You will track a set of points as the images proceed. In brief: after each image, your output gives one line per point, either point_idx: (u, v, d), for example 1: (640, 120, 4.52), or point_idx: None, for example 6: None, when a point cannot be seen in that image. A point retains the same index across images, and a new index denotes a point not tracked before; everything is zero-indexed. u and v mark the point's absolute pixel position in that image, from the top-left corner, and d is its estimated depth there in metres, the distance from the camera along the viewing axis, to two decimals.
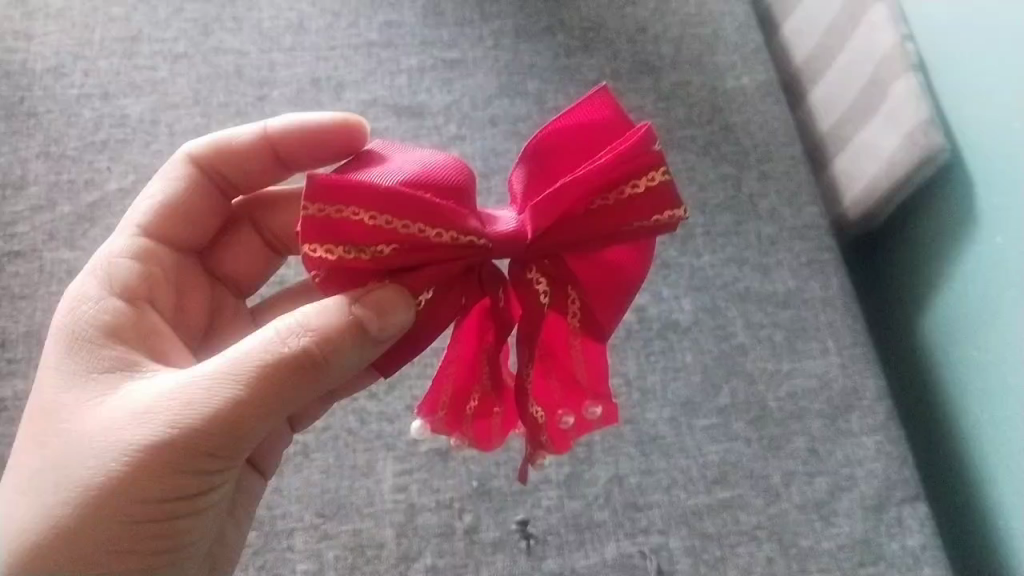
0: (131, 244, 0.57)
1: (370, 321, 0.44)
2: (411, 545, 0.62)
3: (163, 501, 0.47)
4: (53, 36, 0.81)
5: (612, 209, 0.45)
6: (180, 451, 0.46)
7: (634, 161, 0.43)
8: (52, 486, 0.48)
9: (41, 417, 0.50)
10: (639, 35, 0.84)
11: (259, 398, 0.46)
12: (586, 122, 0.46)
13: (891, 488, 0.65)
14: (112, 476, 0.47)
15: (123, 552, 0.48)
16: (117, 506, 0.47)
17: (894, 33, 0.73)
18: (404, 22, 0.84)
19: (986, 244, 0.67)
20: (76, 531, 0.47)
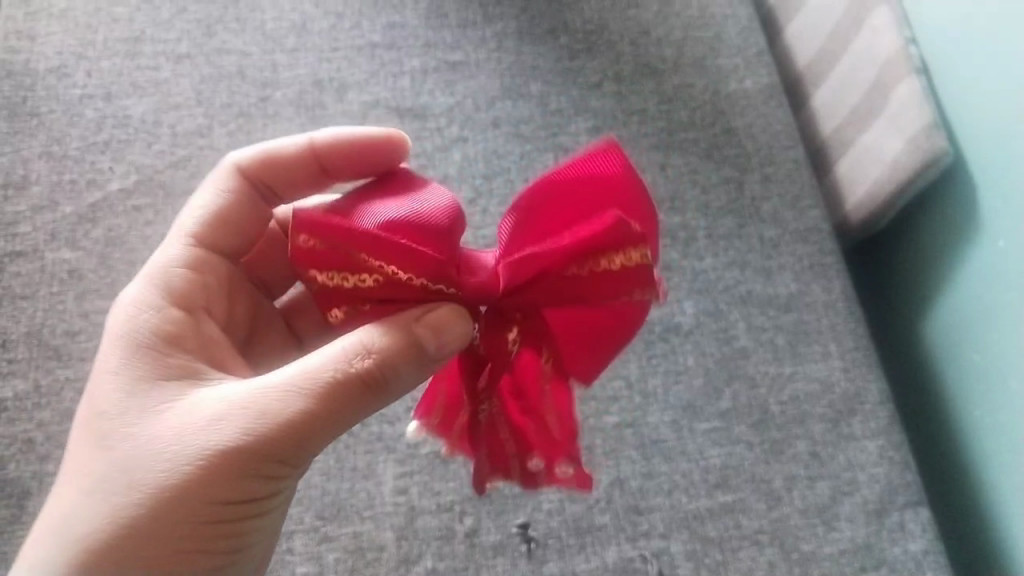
0: (187, 254, 0.56)
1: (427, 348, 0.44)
2: (412, 548, 0.61)
3: (230, 506, 0.47)
4: (56, 37, 0.81)
5: (586, 281, 0.44)
6: (254, 458, 0.46)
7: (613, 239, 0.42)
8: (117, 489, 0.47)
9: (100, 419, 0.49)
10: (642, 37, 0.84)
11: (331, 408, 0.46)
12: (585, 175, 0.43)
13: (893, 493, 0.65)
14: (181, 481, 0.47)
15: (187, 554, 0.47)
16: (188, 510, 0.47)
17: (898, 36, 0.73)
18: (407, 23, 0.84)
19: (987, 247, 0.67)
20: (141, 535, 0.46)
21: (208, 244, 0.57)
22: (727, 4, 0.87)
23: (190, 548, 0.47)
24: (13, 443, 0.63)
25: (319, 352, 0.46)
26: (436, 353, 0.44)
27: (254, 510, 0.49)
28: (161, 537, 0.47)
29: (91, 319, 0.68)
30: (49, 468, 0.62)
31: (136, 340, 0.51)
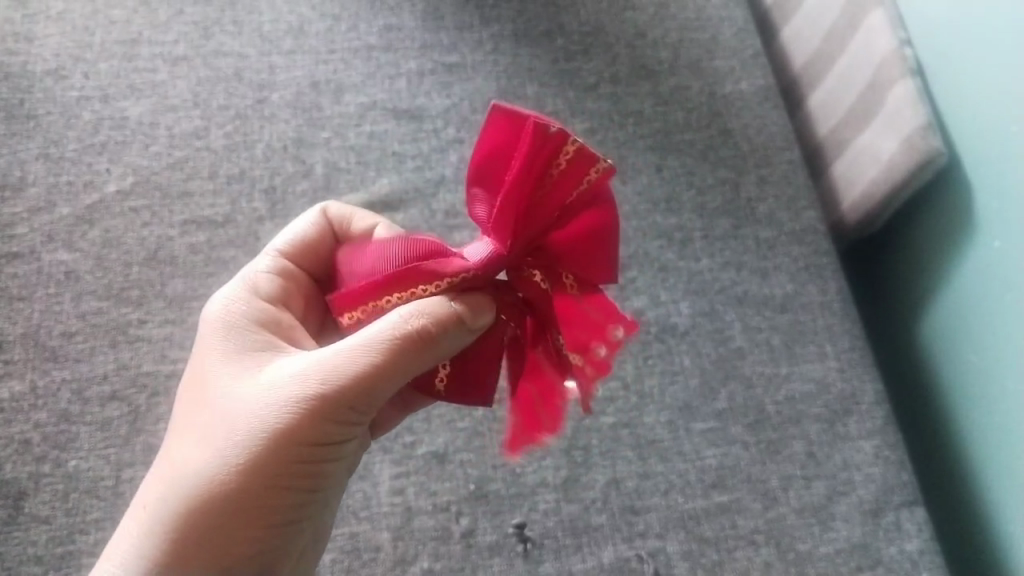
0: (277, 265, 0.56)
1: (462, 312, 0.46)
2: (408, 548, 0.61)
3: (304, 460, 0.48)
4: (53, 39, 0.81)
5: (552, 194, 0.45)
6: (326, 408, 0.47)
7: (542, 147, 0.43)
8: (210, 439, 0.49)
9: (198, 383, 0.52)
10: (638, 40, 0.84)
11: (395, 364, 0.47)
12: (495, 137, 0.45)
13: (889, 493, 0.65)
14: (259, 433, 0.48)
15: (264, 506, 0.48)
16: (276, 453, 0.48)
17: (892, 37, 0.73)
18: (403, 26, 0.84)
19: (982, 246, 0.68)
20: (222, 488, 0.48)
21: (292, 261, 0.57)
22: (723, 6, 0.87)
23: (267, 501, 0.48)
24: (9, 444, 0.63)
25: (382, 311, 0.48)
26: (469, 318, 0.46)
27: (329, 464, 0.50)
28: (240, 489, 0.48)
29: (88, 320, 0.68)
30: (46, 469, 0.62)
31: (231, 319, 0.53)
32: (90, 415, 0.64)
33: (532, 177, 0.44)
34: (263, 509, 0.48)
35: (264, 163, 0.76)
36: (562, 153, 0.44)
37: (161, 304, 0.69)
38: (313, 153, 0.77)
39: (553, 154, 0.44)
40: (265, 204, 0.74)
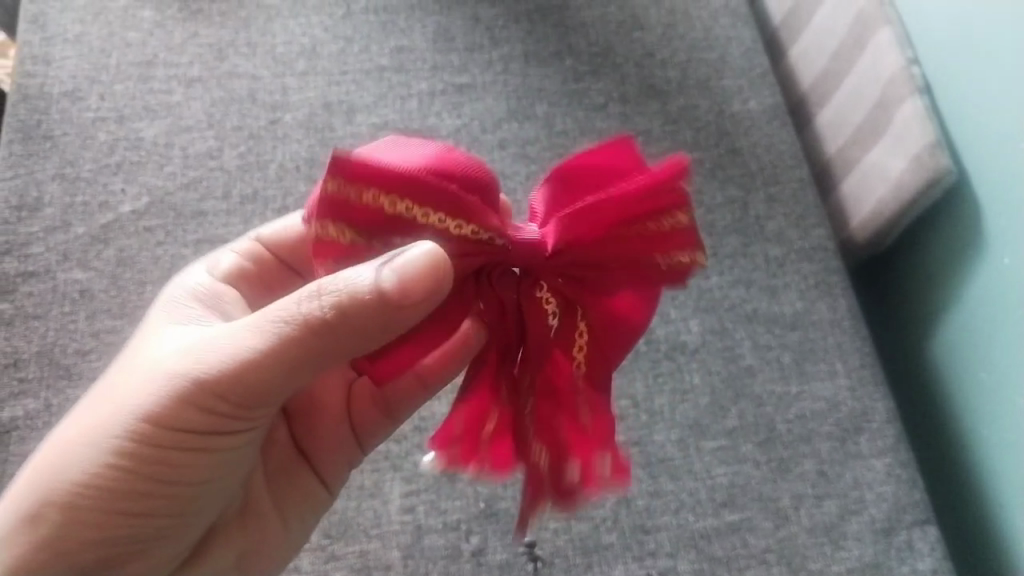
0: (248, 248, 0.61)
1: (387, 288, 0.41)
2: (419, 567, 0.62)
3: (186, 438, 0.48)
4: (70, 61, 0.83)
5: (632, 241, 0.43)
6: (193, 399, 0.47)
7: (661, 198, 0.42)
8: (101, 413, 0.49)
9: (126, 355, 0.53)
10: (647, 60, 0.85)
11: (295, 343, 0.45)
12: (605, 166, 0.43)
13: (901, 512, 0.65)
14: (128, 419, 0.48)
15: (128, 492, 0.48)
16: (156, 432, 0.48)
17: (900, 56, 0.74)
18: (415, 47, 0.85)
19: (988, 266, 0.68)
20: (94, 475, 0.48)
21: (274, 256, 0.62)
22: (731, 26, 0.88)
23: (128, 489, 0.48)
24: (23, 461, 0.64)
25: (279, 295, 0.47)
26: (397, 289, 0.40)
27: (204, 460, 0.50)
28: (99, 475, 0.48)
29: (102, 338, 0.69)
30: None
31: (183, 292, 0.56)
32: None
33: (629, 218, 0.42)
34: (136, 494, 0.48)
35: (276, 183, 0.77)
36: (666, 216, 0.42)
37: None
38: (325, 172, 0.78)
39: (663, 214, 0.42)
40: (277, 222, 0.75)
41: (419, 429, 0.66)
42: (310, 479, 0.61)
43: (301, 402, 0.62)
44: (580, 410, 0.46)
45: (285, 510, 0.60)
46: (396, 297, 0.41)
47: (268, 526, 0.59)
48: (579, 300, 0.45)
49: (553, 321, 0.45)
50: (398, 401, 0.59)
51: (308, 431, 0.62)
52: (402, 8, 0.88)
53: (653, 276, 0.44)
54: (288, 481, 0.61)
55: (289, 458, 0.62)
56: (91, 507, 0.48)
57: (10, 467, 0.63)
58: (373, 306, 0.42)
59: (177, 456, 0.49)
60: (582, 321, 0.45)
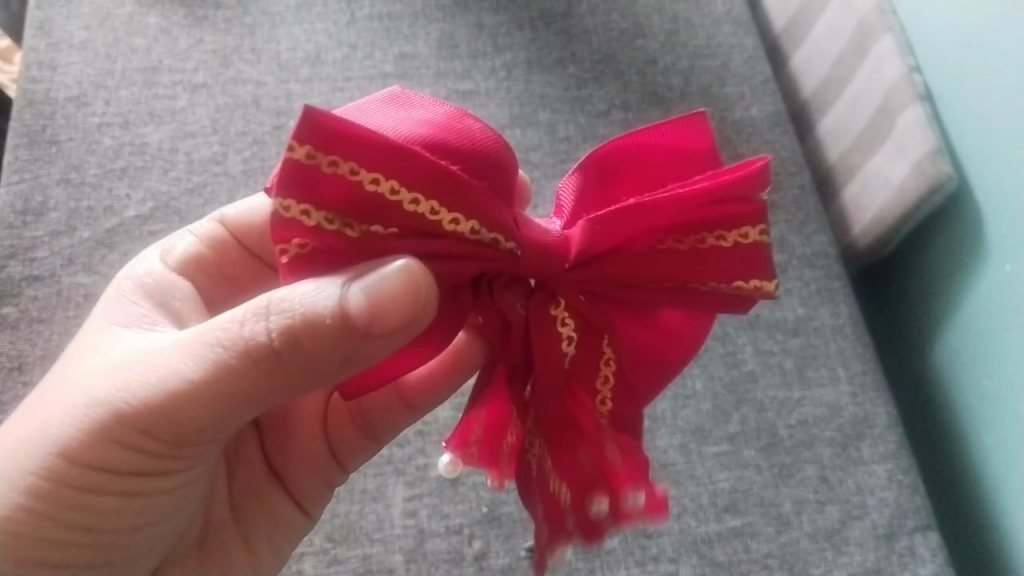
0: (211, 230, 0.60)
1: (354, 311, 0.40)
2: (421, 571, 0.62)
3: (124, 462, 0.47)
4: (76, 67, 0.83)
5: (687, 249, 0.43)
6: (128, 425, 0.46)
7: (728, 204, 0.42)
8: (37, 432, 0.48)
9: (66, 363, 0.52)
10: (649, 67, 0.86)
11: (238, 370, 0.44)
12: (671, 147, 0.44)
13: (903, 517, 0.65)
14: (64, 442, 0.47)
15: (63, 516, 0.47)
16: (90, 458, 0.47)
17: (901, 64, 0.74)
18: (418, 54, 0.86)
19: (989, 272, 0.68)
20: (28, 499, 0.47)
21: (240, 253, 0.60)
22: (733, 34, 0.88)
23: (65, 515, 0.47)
24: None
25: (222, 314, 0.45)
26: (372, 314, 0.39)
27: (142, 484, 0.48)
28: (34, 500, 0.47)
29: None
30: None
31: (132, 282, 0.55)
32: None
33: (689, 220, 0.43)
34: (72, 518, 0.48)
35: None
36: (728, 223, 0.43)
37: None
38: None
39: (729, 224, 0.43)
40: None
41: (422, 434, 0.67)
42: (279, 498, 0.60)
43: (276, 416, 0.60)
44: (607, 449, 0.46)
45: (249, 532, 0.59)
46: (363, 322, 0.40)
47: (229, 544, 0.58)
48: (605, 320, 0.45)
49: (570, 349, 0.44)
50: (385, 413, 0.59)
51: (280, 443, 0.61)
52: (406, 15, 0.88)
53: (700, 294, 0.44)
54: (257, 499, 0.60)
55: (260, 474, 0.60)
56: (26, 535, 0.47)
57: None
58: (336, 333, 0.41)
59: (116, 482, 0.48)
60: (607, 342, 0.45)
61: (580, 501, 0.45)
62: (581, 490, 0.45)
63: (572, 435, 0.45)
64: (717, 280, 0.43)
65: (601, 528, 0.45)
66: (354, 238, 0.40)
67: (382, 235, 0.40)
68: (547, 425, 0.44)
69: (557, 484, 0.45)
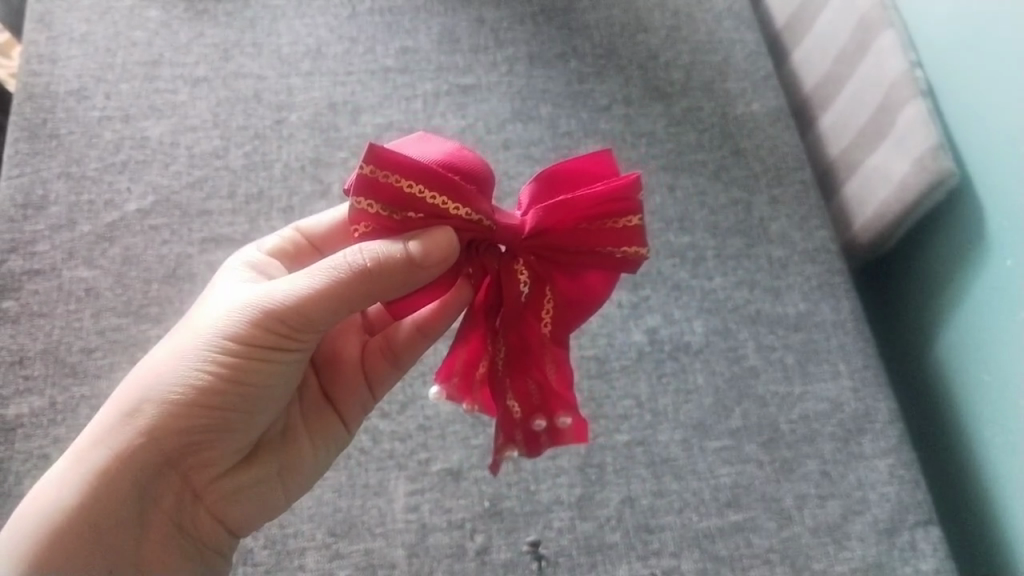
0: (286, 241, 0.59)
1: (414, 253, 0.46)
2: (423, 565, 0.62)
3: (251, 355, 0.51)
4: (76, 60, 0.83)
5: (584, 237, 0.46)
6: (259, 319, 0.50)
7: (619, 201, 0.45)
8: (180, 334, 0.53)
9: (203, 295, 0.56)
10: (650, 62, 0.85)
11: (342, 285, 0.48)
12: (569, 172, 0.46)
13: (904, 512, 0.65)
14: (209, 327, 0.51)
15: (196, 398, 0.51)
16: (221, 347, 0.51)
17: (903, 59, 0.74)
18: (419, 48, 0.85)
19: (991, 267, 0.68)
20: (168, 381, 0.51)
21: (310, 241, 0.60)
22: (735, 29, 0.88)
23: (206, 388, 0.51)
24: (28, 458, 0.64)
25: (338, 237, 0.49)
26: (420, 256, 0.46)
27: (270, 370, 0.51)
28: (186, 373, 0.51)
29: (108, 336, 0.69)
30: None
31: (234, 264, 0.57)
32: None
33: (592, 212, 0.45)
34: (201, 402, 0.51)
35: (281, 182, 0.77)
36: (622, 217, 0.45)
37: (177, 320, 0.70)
38: (330, 172, 0.78)
39: (621, 214, 0.45)
40: (282, 222, 0.75)
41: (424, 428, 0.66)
42: (336, 423, 0.61)
43: (327, 353, 0.62)
44: (546, 372, 0.50)
45: (321, 441, 0.60)
46: (421, 267, 0.46)
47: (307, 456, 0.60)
48: (547, 274, 0.48)
49: (525, 286, 0.48)
50: (406, 343, 0.60)
51: (330, 381, 0.62)
52: (407, 10, 0.88)
53: (608, 264, 0.47)
54: (318, 418, 0.61)
55: (315, 402, 0.61)
56: (173, 403, 0.51)
57: (15, 462, 0.64)
58: (399, 270, 0.46)
59: (249, 364, 0.51)
60: (549, 290, 0.48)
61: (525, 417, 0.50)
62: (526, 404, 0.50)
63: (527, 360, 0.49)
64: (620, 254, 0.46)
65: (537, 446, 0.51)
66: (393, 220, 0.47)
67: (413, 221, 0.47)
68: (509, 345, 0.49)
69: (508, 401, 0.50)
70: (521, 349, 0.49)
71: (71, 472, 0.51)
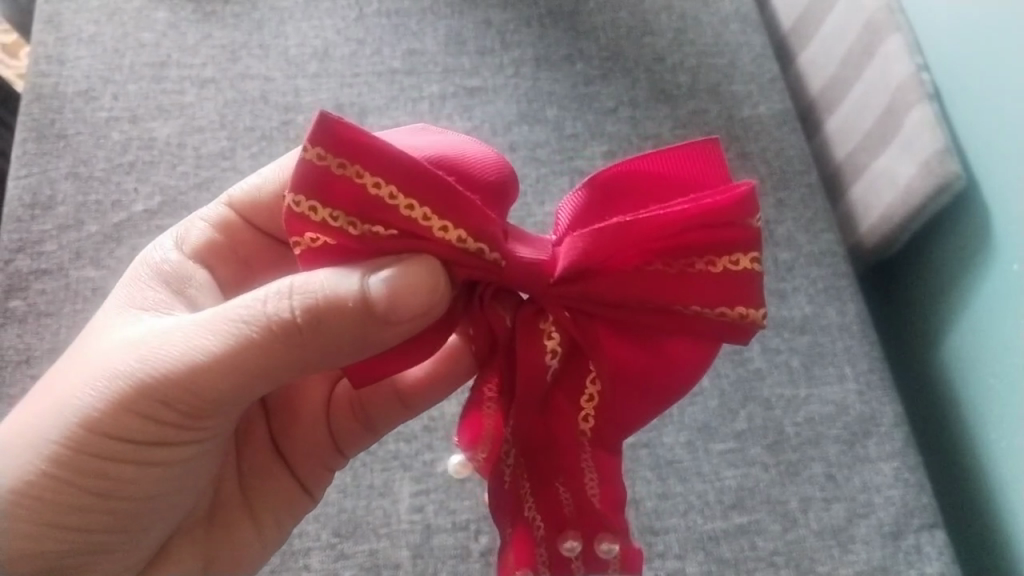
0: (221, 216, 0.60)
1: (376, 296, 0.42)
2: (428, 566, 0.62)
3: (132, 447, 0.49)
4: (84, 61, 0.84)
5: (676, 267, 0.43)
6: (140, 407, 0.48)
7: (719, 229, 0.42)
8: (46, 418, 0.50)
9: (75, 352, 0.53)
10: (657, 64, 0.86)
11: (247, 354, 0.46)
12: (666, 172, 0.43)
13: (909, 515, 0.65)
14: (82, 412, 0.49)
15: (73, 496, 0.49)
16: (99, 440, 0.49)
17: (910, 63, 0.74)
18: (426, 50, 0.86)
19: (998, 273, 0.68)
20: (36, 481, 0.49)
21: (243, 216, 0.60)
22: (741, 32, 0.88)
23: (76, 496, 0.50)
24: None
25: (240, 296, 0.47)
26: (383, 305, 0.42)
27: (145, 461, 0.50)
28: (43, 483, 0.49)
29: None
30: None
31: (149, 271, 0.56)
32: None
33: (683, 241, 0.42)
34: (80, 503, 0.50)
35: None
36: (723, 253, 0.42)
37: None
38: None
39: (720, 250, 0.42)
40: None
41: (428, 429, 0.67)
42: (281, 476, 0.62)
43: (281, 395, 0.62)
44: (584, 479, 0.46)
45: (257, 514, 0.61)
46: (379, 306, 0.42)
47: (235, 526, 0.60)
48: (591, 338, 0.44)
49: (553, 362, 0.44)
50: (381, 406, 0.61)
51: (288, 427, 0.62)
52: (414, 12, 0.88)
53: (701, 317, 0.42)
54: (262, 476, 0.62)
55: (266, 456, 0.62)
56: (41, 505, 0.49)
57: None
58: (352, 321, 0.43)
59: (123, 464, 0.50)
60: (594, 367, 0.44)
61: (553, 536, 0.47)
62: (557, 527, 0.47)
63: (554, 460, 0.46)
64: (722, 311, 0.42)
65: (571, 572, 0.48)
66: (358, 238, 0.42)
67: (382, 235, 0.42)
68: (523, 442, 0.46)
69: (530, 510, 0.47)
70: (551, 461, 0.46)
71: None
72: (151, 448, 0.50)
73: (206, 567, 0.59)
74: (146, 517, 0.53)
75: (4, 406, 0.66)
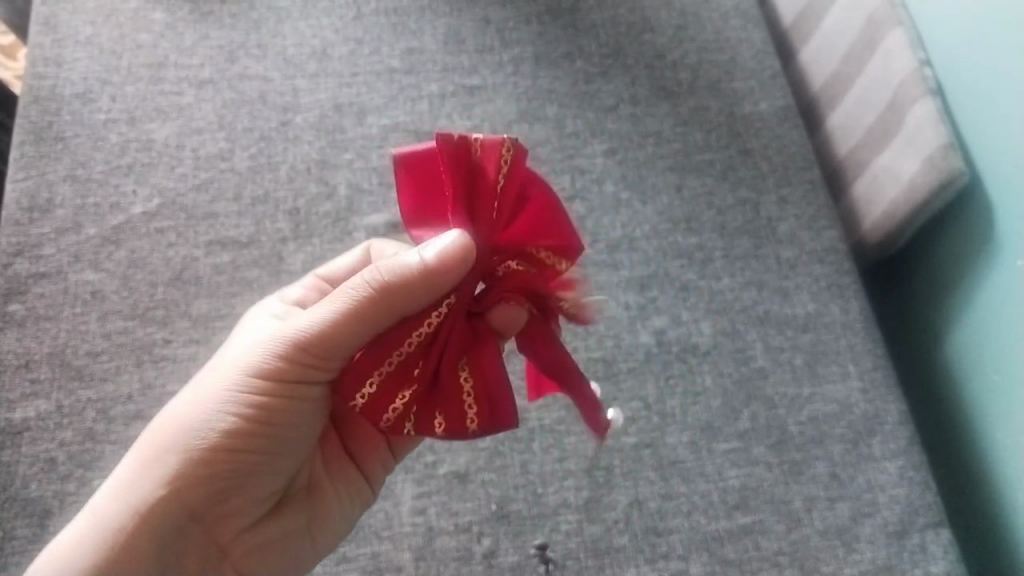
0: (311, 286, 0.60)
1: (431, 262, 0.46)
2: (430, 568, 0.62)
3: (278, 392, 0.52)
4: (81, 63, 0.83)
5: (486, 189, 0.47)
6: (290, 351, 0.51)
7: (463, 155, 0.46)
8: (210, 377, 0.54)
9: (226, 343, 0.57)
10: (657, 61, 0.85)
11: (357, 313, 0.49)
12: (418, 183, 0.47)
13: (914, 514, 0.65)
14: (240, 366, 0.53)
15: (229, 439, 0.52)
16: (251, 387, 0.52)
17: (912, 58, 0.74)
18: (425, 49, 0.85)
19: (1002, 269, 0.68)
20: (198, 425, 0.52)
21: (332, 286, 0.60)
22: (742, 28, 0.88)
23: (228, 439, 0.52)
24: (35, 462, 0.64)
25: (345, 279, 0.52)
26: (438, 263, 0.46)
27: (289, 413, 0.53)
28: (203, 426, 0.52)
29: (115, 339, 0.69)
30: (71, 487, 0.63)
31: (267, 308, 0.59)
32: (114, 434, 0.65)
33: (465, 189, 0.46)
34: (233, 443, 0.52)
35: (287, 185, 0.77)
36: (475, 161, 0.46)
37: (186, 324, 0.70)
38: (336, 174, 0.77)
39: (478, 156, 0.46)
40: (287, 225, 0.75)
41: None
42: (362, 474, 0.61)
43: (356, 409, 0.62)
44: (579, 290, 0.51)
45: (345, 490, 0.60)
46: (436, 270, 0.46)
47: (331, 503, 0.60)
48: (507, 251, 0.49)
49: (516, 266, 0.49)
50: None
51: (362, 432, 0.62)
52: (413, 11, 0.88)
53: (518, 181, 0.47)
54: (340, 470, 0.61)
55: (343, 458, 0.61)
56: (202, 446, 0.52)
57: (22, 467, 0.64)
58: (419, 280, 0.47)
59: (269, 407, 0.52)
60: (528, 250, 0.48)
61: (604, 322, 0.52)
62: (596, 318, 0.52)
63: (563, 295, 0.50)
64: (509, 175, 0.46)
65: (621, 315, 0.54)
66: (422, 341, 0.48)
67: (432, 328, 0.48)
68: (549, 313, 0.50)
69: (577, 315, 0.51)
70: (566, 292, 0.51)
71: (87, 530, 0.52)
72: (292, 391, 0.53)
73: (310, 536, 0.59)
74: (280, 463, 0.55)
75: (4, 410, 0.66)
